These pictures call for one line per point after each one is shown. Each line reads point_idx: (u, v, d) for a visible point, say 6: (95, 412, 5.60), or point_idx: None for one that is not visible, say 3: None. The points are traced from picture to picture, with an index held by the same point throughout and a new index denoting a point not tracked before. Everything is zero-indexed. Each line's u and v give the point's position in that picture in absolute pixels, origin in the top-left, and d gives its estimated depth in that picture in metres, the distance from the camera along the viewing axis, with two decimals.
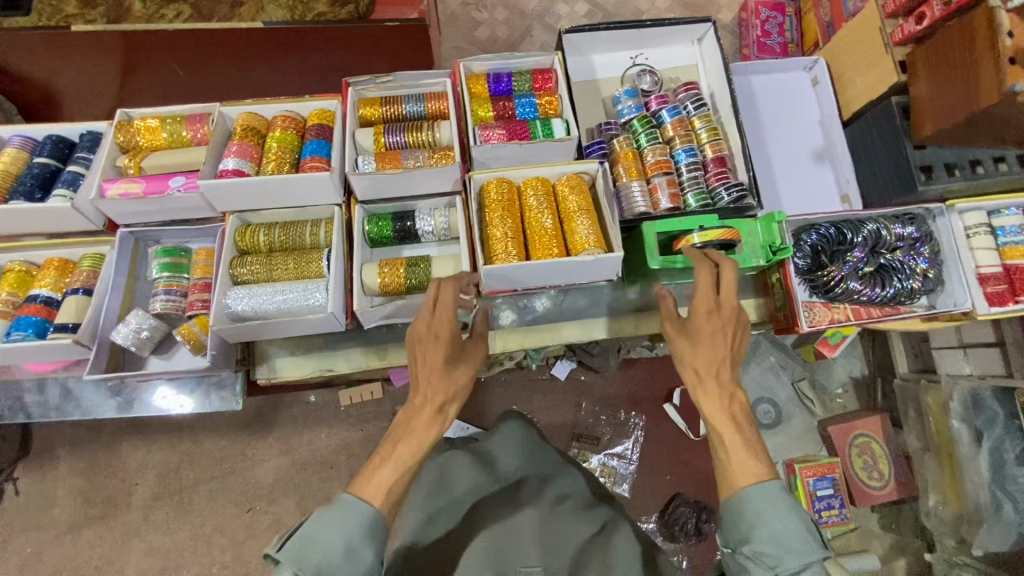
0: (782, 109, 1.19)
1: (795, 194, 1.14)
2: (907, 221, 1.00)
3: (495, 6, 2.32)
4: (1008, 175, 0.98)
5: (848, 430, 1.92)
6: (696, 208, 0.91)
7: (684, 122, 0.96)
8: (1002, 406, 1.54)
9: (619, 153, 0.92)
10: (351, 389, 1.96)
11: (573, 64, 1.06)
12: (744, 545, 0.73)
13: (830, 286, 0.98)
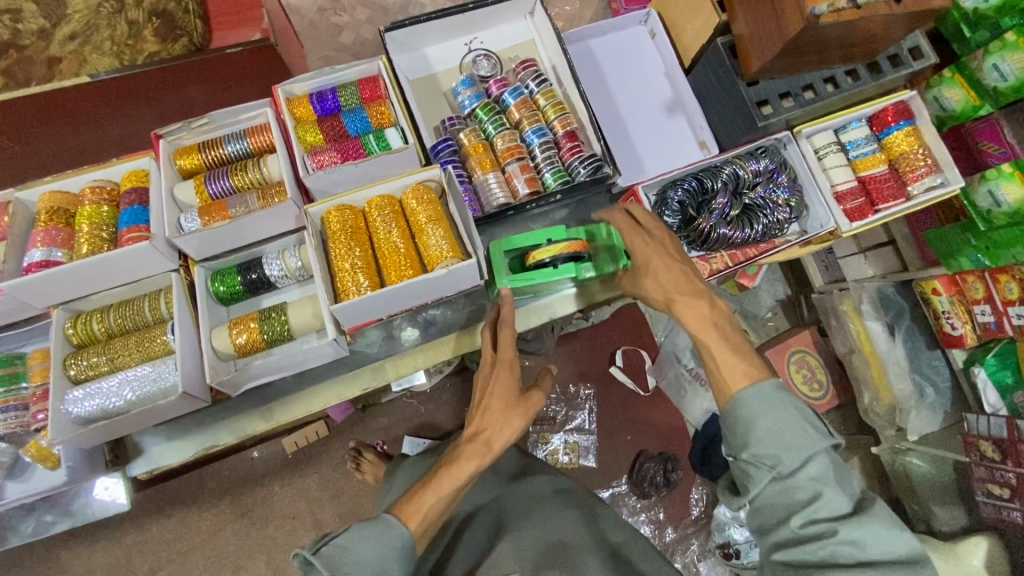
0: (627, 68, 1.15)
1: (656, 152, 1.11)
2: (760, 155, 1.01)
3: (354, 6, 2.22)
4: (840, 93, 1.00)
5: (783, 350, 2.00)
6: (556, 187, 0.90)
7: (530, 100, 0.94)
8: (907, 298, 1.64)
9: (468, 147, 0.90)
10: (293, 434, 1.87)
11: (405, 62, 1.00)
12: (742, 450, 0.77)
13: (702, 239, 1.00)
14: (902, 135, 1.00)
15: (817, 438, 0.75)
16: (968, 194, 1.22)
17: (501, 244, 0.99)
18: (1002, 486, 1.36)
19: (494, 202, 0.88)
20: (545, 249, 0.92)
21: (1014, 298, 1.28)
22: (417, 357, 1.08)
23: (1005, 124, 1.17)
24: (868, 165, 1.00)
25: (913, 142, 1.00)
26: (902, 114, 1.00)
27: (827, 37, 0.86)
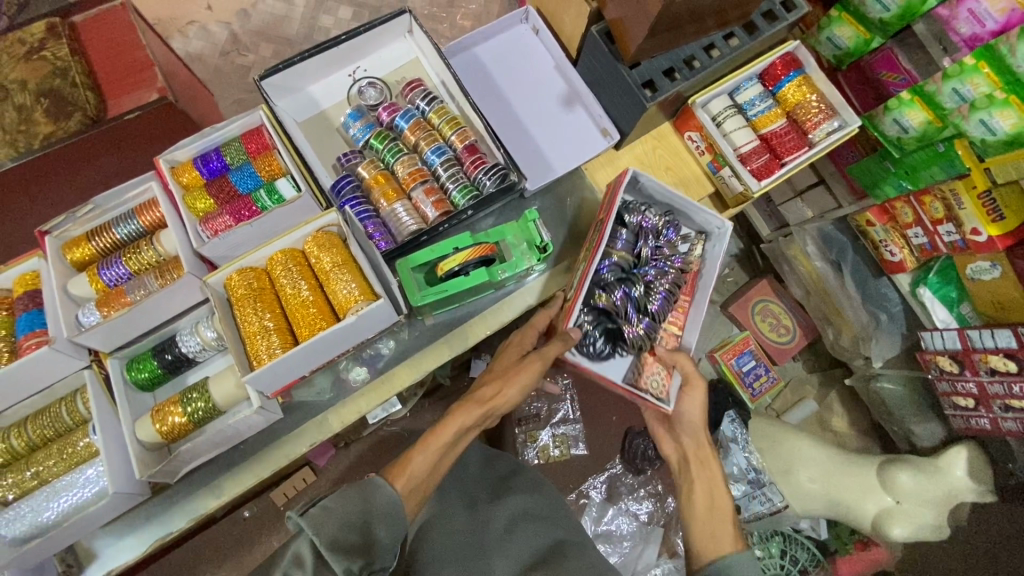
0: (516, 70, 1.14)
1: (561, 146, 1.11)
2: (621, 225, 1.16)
3: (258, 43, 2.19)
4: (721, 60, 0.99)
5: (745, 303, 2.03)
6: (466, 204, 0.90)
7: (423, 122, 0.94)
8: (846, 234, 1.66)
9: (369, 179, 0.91)
10: (281, 485, 1.83)
11: (290, 105, 1.02)
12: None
13: (639, 339, 1.15)
14: (794, 86, 1.02)
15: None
16: (877, 126, 1.23)
17: (409, 258, 0.90)
18: (966, 397, 1.39)
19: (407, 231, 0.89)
20: (451, 258, 0.86)
21: (942, 217, 1.30)
22: (359, 401, 1.06)
23: (899, 52, 1.19)
24: (766, 121, 1.02)
25: (806, 91, 1.01)
26: (789, 66, 1.02)
27: (692, 10, 0.87)
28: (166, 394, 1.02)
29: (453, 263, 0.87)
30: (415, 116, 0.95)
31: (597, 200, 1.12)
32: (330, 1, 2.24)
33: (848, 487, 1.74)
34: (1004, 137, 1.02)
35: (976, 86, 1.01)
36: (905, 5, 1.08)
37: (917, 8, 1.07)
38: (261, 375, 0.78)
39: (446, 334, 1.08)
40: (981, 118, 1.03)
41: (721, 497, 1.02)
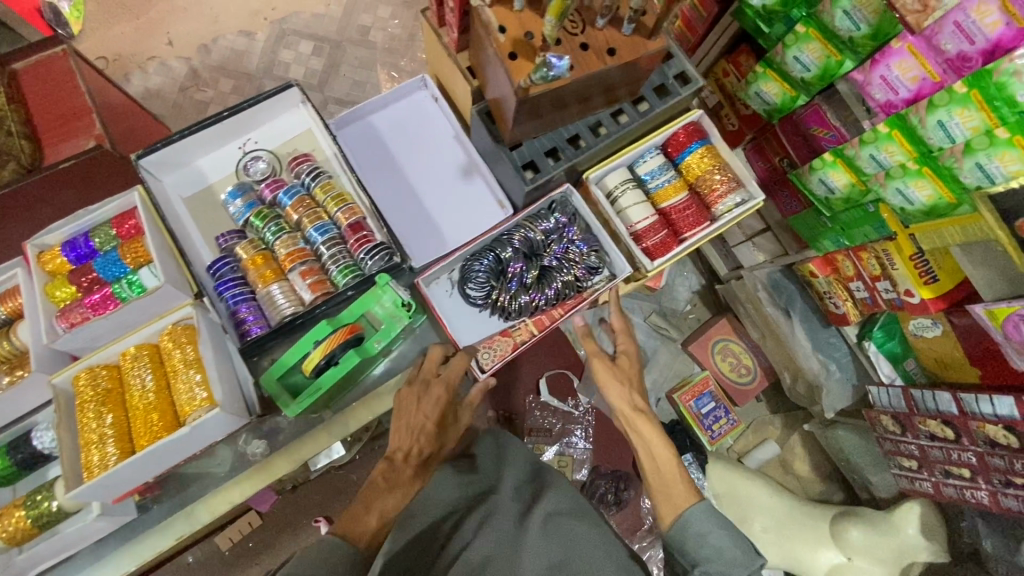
0: (414, 141, 1.17)
1: (457, 222, 1.15)
2: (548, 212, 1.09)
3: (217, 78, 2.18)
4: (606, 140, 0.97)
5: (705, 342, 1.96)
6: (347, 284, 0.97)
7: (305, 198, 1.03)
8: (794, 282, 1.62)
9: (246, 261, 1.00)
10: (225, 530, 1.80)
11: (177, 179, 1.09)
12: (695, 565, 0.99)
13: (509, 309, 1.10)
14: (697, 157, 1.05)
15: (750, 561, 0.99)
16: (806, 184, 1.20)
17: (274, 371, 0.93)
18: (909, 458, 1.35)
19: (280, 315, 0.98)
20: (312, 354, 0.88)
21: (878, 274, 1.25)
22: (233, 490, 1.03)
23: (827, 109, 1.13)
24: (665, 197, 1.06)
25: (708, 164, 1.04)
26: (692, 136, 1.05)
27: (563, 95, 0.83)
28: (27, 486, 1.05)
29: (319, 358, 0.88)
30: (297, 193, 1.04)
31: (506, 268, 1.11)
32: (291, 35, 2.23)
33: (798, 538, 1.70)
34: (922, 208, 0.98)
35: (891, 153, 0.96)
36: (823, 66, 1.04)
37: (835, 70, 1.03)
38: (89, 488, 0.84)
39: (327, 419, 1.05)
40: (898, 188, 0.99)
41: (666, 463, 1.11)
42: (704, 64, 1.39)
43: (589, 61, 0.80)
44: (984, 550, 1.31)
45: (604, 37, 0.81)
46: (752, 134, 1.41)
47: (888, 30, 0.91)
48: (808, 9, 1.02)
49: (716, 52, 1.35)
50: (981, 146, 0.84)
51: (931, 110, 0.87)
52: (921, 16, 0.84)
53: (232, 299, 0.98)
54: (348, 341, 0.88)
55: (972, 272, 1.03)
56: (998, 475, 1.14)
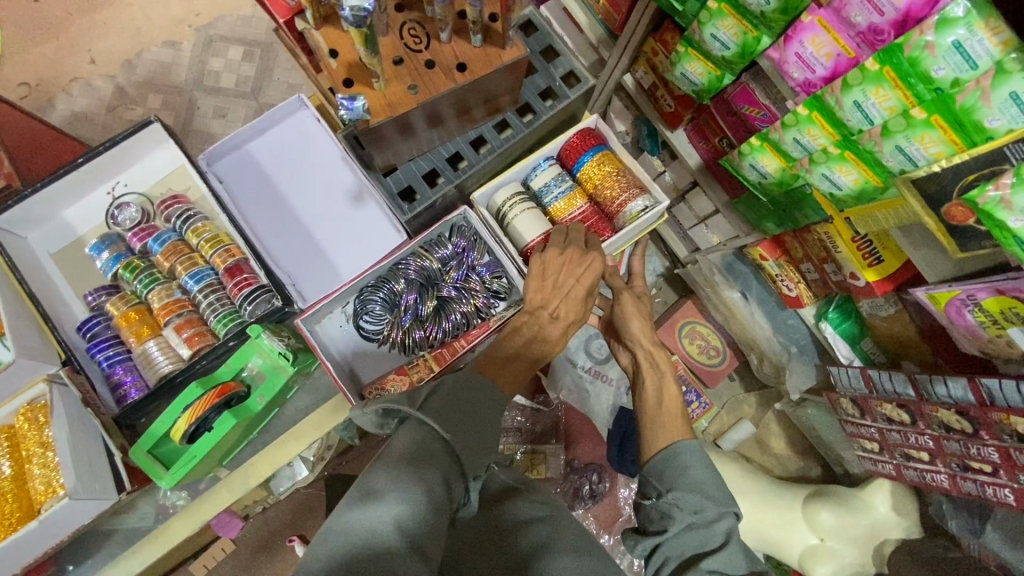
0: (298, 167, 1.18)
1: (346, 249, 1.16)
2: (447, 238, 1.09)
3: (145, 94, 2.09)
4: (480, 160, 1.08)
5: (671, 327, 1.85)
6: (228, 333, 1.07)
7: (179, 245, 1.13)
8: (748, 264, 1.57)
9: (120, 317, 1.11)
10: (198, 558, 1.78)
11: (45, 230, 1.22)
12: (669, 492, 0.85)
13: (407, 341, 1.06)
14: (591, 165, 1.05)
15: (729, 499, 0.85)
16: (739, 169, 1.12)
17: (142, 440, 0.99)
18: (871, 440, 1.30)
19: (158, 370, 1.10)
20: (182, 418, 0.91)
21: (825, 257, 1.19)
22: (130, 562, 0.99)
23: (754, 85, 1.06)
24: (562, 208, 1.05)
25: (606, 171, 1.04)
26: (585, 142, 1.06)
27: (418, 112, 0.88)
28: None
29: (189, 423, 0.92)
30: (169, 239, 1.14)
31: (429, 267, 1.08)
32: (219, 41, 2.12)
33: (771, 522, 1.63)
34: (851, 193, 0.91)
35: (813, 136, 0.88)
36: (742, 44, 0.95)
37: (755, 47, 0.95)
38: None
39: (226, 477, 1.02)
40: (823, 173, 0.92)
41: (670, 400, 1.00)
42: (632, 44, 1.30)
43: (434, 78, 0.86)
44: (951, 530, 1.28)
45: (452, 50, 0.87)
46: (690, 114, 1.33)
47: (795, 4, 0.83)
48: None
49: (642, 31, 1.24)
50: (898, 128, 0.76)
51: (846, 90, 0.79)
52: None
53: (108, 361, 1.11)
54: (218, 404, 0.93)
55: (914, 255, 0.94)
56: (955, 459, 1.09)
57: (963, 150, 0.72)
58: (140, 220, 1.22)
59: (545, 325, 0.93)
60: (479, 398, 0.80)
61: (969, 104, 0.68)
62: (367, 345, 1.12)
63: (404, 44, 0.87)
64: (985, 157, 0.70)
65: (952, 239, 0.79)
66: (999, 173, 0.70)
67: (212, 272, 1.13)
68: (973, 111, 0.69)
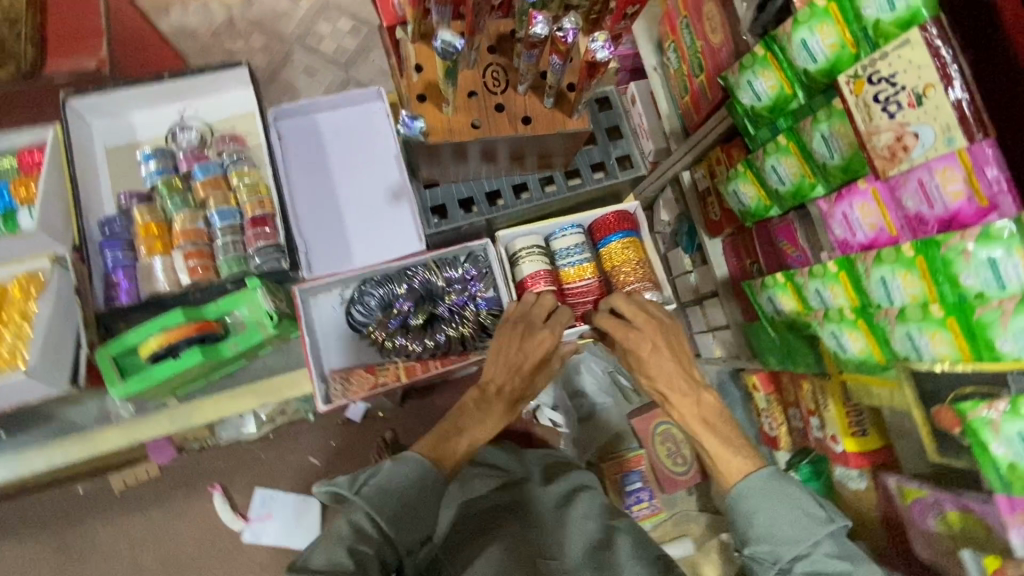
0: (351, 151, 1.23)
1: (366, 238, 1.19)
2: (460, 262, 1.10)
3: (251, 32, 2.20)
4: (519, 205, 1.18)
5: (649, 418, 1.73)
6: (229, 275, 1.14)
7: (220, 180, 1.18)
8: (739, 388, 1.57)
9: (139, 225, 1.14)
10: (121, 472, 1.79)
11: (109, 125, 1.30)
12: (746, 546, 0.96)
13: (385, 343, 1.07)
14: (617, 246, 1.11)
15: (810, 532, 0.94)
16: (756, 297, 1.15)
17: (111, 344, 1.01)
18: None
19: (155, 288, 1.13)
20: (157, 337, 0.94)
21: (812, 409, 1.18)
22: (56, 453, 1.04)
23: (799, 225, 1.06)
24: (574, 274, 1.10)
25: (626, 254, 1.08)
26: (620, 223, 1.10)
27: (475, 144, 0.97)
28: None
29: (160, 345, 0.95)
30: (213, 171, 1.17)
31: (436, 282, 1.11)
32: (333, 9, 2.23)
33: None
34: (854, 359, 0.91)
35: (834, 293, 0.90)
36: (797, 184, 0.98)
37: (807, 192, 0.97)
38: None
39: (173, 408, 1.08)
40: (834, 332, 0.92)
41: (735, 441, 1.02)
42: (700, 145, 1.35)
43: (500, 121, 0.97)
44: None
45: (523, 102, 0.99)
46: (730, 228, 1.36)
47: (858, 168, 0.87)
48: (792, 122, 0.97)
49: (713, 138, 1.29)
50: (914, 316, 0.77)
51: (877, 264, 0.81)
52: (887, 163, 0.78)
53: (112, 262, 1.14)
54: (191, 337, 0.96)
55: (895, 442, 0.94)
56: None
57: (968, 360, 0.72)
58: (197, 145, 1.26)
59: (490, 403, 0.99)
60: (423, 488, 0.90)
61: (986, 320, 0.70)
62: (349, 333, 1.15)
63: (484, 82, 0.97)
64: (989, 373, 0.71)
65: (934, 442, 0.79)
66: (996, 393, 0.70)
67: (240, 216, 1.16)
68: (988, 327, 0.70)
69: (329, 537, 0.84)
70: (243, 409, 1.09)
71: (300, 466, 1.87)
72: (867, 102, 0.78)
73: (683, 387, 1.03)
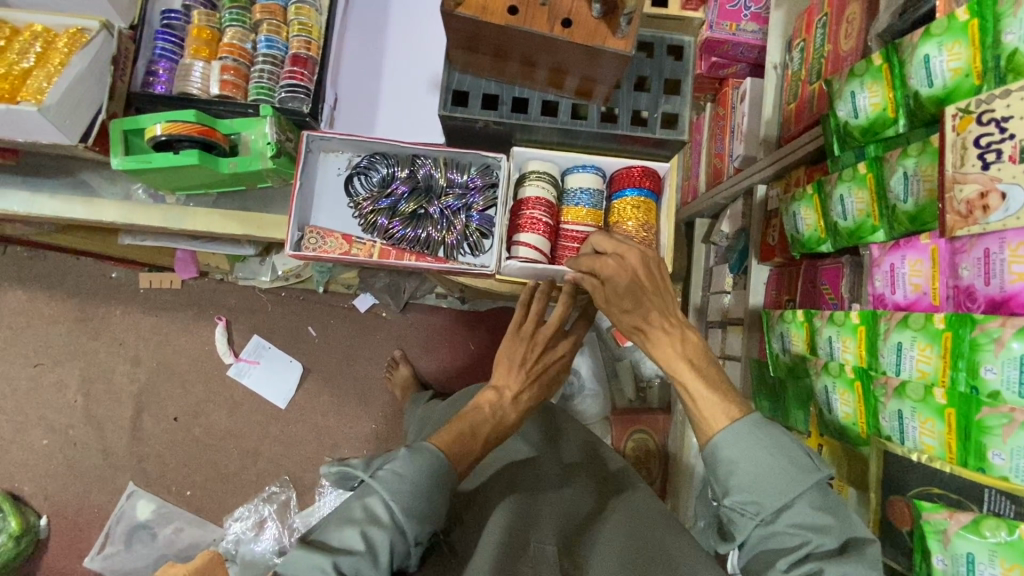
0: (409, 25, 1.09)
1: (396, 120, 1.08)
2: (471, 168, 1.04)
3: None
4: (552, 122, 0.96)
5: (627, 421, 1.73)
6: (252, 100, 0.99)
7: (274, 8, 1.01)
8: None
9: (193, 27, 1.00)
10: (151, 274, 1.99)
11: None
12: (726, 496, 0.72)
13: (368, 222, 1.02)
14: (630, 202, 0.95)
15: (801, 473, 0.70)
16: (770, 329, 1.04)
17: (125, 120, 0.92)
18: None
19: (186, 89, 0.98)
20: (159, 124, 0.87)
21: None
22: (44, 202, 1.02)
23: (847, 270, 0.96)
24: (575, 216, 0.96)
25: (637, 216, 0.95)
26: (645, 179, 0.96)
27: (505, 37, 0.80)
28: None
29: (162, 133, 0.87)
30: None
31: (437, 179, 1.04)
32: None
33: None
34: (837, 423, 0.82)
35: (844, 346, 0.80)
36: (858, 223, 0.88)
37: (866, 234, 0.87)
38: None
39: (167, 204, 1.03)
40: (826, 387, 0.83)
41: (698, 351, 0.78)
42: (784, 160, 1.22)
43: (537, 15, 0.77)
44: None
45: (570, 4, 0.78)
46: (780, 258, 1.24)
47: (927, 220, 0.75)
48: (881, 152, 0.85)
49: (801, 154, 1.16)
50: (912, 395, 0.68)
51: (900, 327, 0.71)
52: (960, 221, 0.67)
53: (160, 51, 1.00)
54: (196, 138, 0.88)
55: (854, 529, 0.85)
56: None
57: (950, 462, 0.64)
58: None
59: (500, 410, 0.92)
60: (438, 479, 0.79)
61: (989, 422, 0.61)
62: (339, 199, 1.04)
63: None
64: (967, 482, 0.63)
65: (878, 528, 0.75)
66: (962, 506, 0.64)
67: (284, 50, 1.01)
68: (986, 431, 0.61)
69: (342, 511, 0.76)
70: (230, 231, 1.04)
71: (297, 329, 2.00)
72: (965, 143, 0.66)
73: (669, 319, 0.78)
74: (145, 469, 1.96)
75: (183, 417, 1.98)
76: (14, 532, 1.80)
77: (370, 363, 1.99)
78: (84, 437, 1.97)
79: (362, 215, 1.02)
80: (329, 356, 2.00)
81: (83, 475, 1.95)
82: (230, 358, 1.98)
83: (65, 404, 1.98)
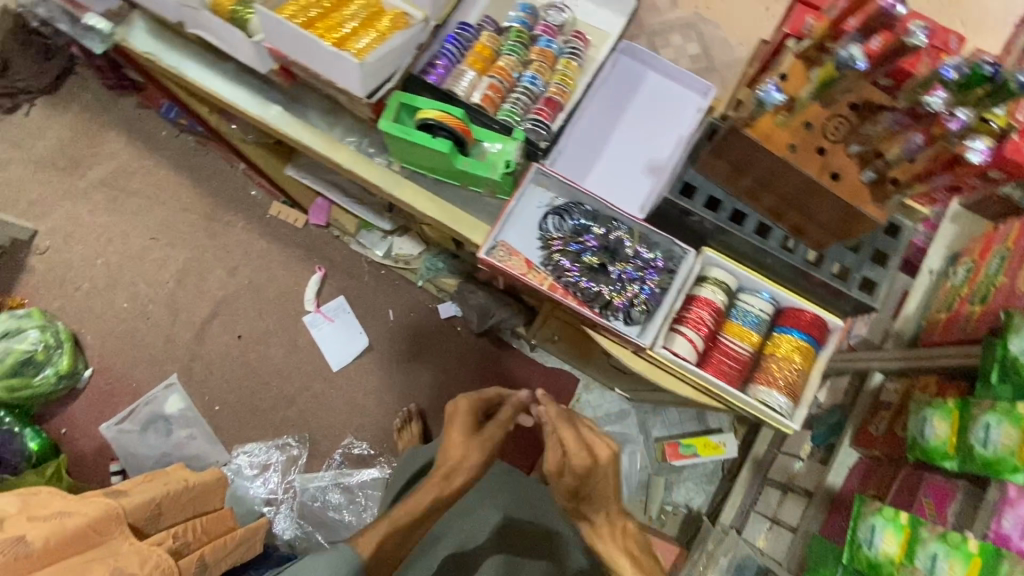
0: (650, 111, 1.24)
1: (604, 182, 1.22)
2: (658, 250, 1.15)
3: None
4: (750, 240, 1.07)
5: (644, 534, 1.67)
6: (500, 120, 1.14)
7: (547, 54, 1.20)
8: None
9: (477, 42, 1.18)
10: (284, 206, 2.16)
11: None
12: None
13: (551, 258, 1.16)
14: (791, 341, 1.10)
15: None
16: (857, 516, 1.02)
17: (404, 95, 1.12)
18: None
19: (453, 88, 1.14)
20: (434, 111, 1.07)
21: None
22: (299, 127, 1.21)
23: (958, 496, 0.96)
24: (737, 330, 1.12)
25: (793, 356, 1.09)
26: (810, 326, 1.09)
27: (780, 169, 0.94)
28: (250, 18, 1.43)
29: (433, 118, 1.07)
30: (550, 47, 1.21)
31: (624, 244, 1.16)
32: None
33: None
34: None
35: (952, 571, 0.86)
36: (999, 456, 0.87)
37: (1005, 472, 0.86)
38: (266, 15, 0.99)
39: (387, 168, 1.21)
40: None
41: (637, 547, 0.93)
42: (915, 362, 1.21)
43: (815, 162, 0.92)
44: None
45: (845, 162, 0.93)
46: (878, 453, 1.22)
47: None
48: None
49: (936, 365, 1.17)
50: None
51: None
52: None
53: (445, 49, 1.17)
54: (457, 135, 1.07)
55: None
56: None
57: None
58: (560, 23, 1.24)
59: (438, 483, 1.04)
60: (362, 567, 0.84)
61: None
62: (535, 229, 1.19)
63: (826, 123, 0.93)
64: None
65: None
66: None
67: (540, 88, 1.18)
68: None
69: None
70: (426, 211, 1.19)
71: (379, 308, 2.09)
72: None
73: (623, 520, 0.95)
74: (192, 368, 2.05)
75: (246, 338, 2.08)
76: (59, 370, 1.92)
77: (426, 366, 2.04)
78: (158, 316, 2.09)
79: (549, 252, 1.17)
80: (395, 343, 2.06)
81: (141, 349, 2.06)
82: (310, 305, 2.08)
83: (157, 281, 2.13)
